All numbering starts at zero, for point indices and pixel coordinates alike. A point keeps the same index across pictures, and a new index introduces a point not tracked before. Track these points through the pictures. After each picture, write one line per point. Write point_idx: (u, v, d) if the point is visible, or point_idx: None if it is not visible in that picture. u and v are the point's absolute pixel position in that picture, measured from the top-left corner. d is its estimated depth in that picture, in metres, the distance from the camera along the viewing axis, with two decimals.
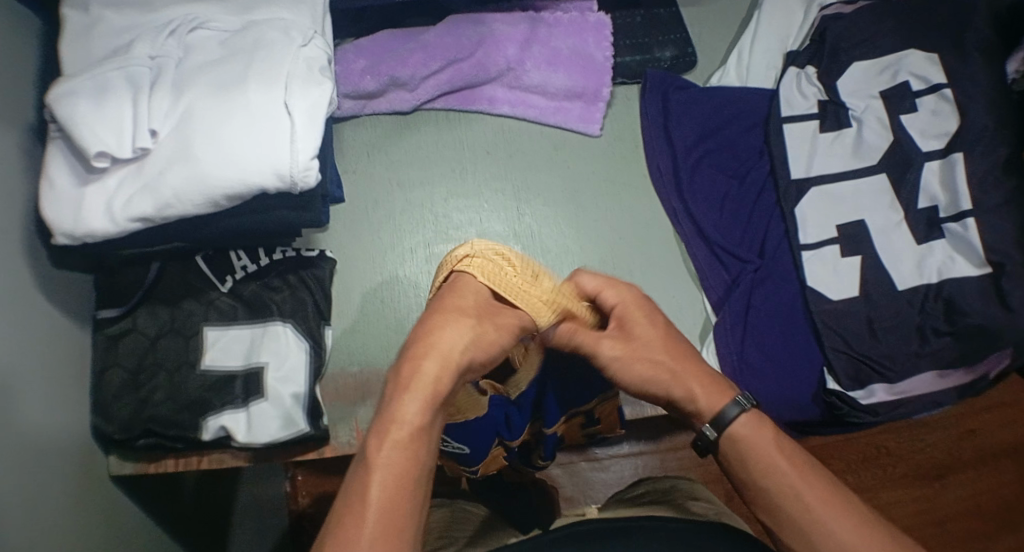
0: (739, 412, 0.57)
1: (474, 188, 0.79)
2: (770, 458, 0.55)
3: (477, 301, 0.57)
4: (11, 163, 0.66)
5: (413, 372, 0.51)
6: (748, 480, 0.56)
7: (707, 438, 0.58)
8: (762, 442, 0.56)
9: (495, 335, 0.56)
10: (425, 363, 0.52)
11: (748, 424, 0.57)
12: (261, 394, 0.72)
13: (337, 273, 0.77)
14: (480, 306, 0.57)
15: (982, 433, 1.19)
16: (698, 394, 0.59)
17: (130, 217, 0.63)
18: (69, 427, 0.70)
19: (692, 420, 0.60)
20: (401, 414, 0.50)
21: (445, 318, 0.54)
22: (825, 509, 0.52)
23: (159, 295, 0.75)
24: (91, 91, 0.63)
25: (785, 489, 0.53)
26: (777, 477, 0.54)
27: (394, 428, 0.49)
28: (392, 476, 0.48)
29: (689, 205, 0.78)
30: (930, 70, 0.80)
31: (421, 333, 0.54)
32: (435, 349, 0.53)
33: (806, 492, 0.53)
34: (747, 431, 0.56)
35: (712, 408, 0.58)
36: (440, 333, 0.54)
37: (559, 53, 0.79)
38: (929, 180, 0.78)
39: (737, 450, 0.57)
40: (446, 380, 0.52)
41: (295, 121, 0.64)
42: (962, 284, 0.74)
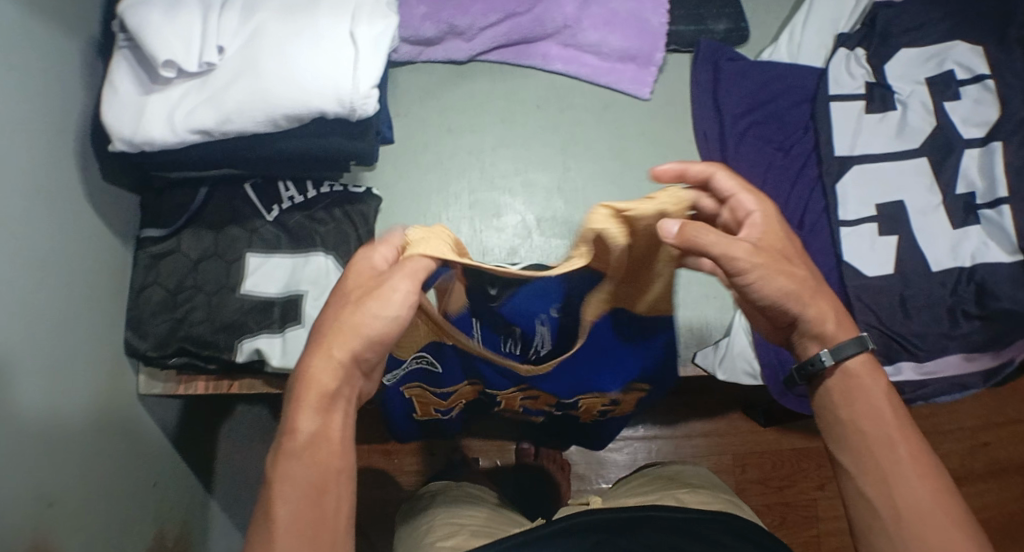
0: (859, 350, 0.53)
1: (522, 139, 0.80)
2: (872, 400, 0.53)
3: (363, 288, 0.49)
4: (73, 71, 0.67)
5: (304, 367, 0.48)
6: (843, 419, 0.54)
7: (817, 365, 0.54)
8: (872, 387, 0.53)
9: (362, 323, 0.47)
10: (309, 373, 0.47)
11: (863, 367, 0.54)
12: (299, 321, 0.73)
13: (381, 213, 0.77)
14: (363, 291, 0.49)
15: (995, 447, 1.19)
16: (829, 322, 0.53)
17: (190, 128, 0.64)
18: (102, 337, 0.70)
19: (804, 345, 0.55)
20: (295, 413, 0.47)
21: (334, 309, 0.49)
22: (912, 472, 0.50)
23: (205, 219, 0.76)
24: (163, 2, 0.63)
25: (881, 439, 0.52)
26: (876, 425, 0.52)
27: (295, 428, 0.47)
28: (299, 490, 0.46)
29: (733, 172, 0.79)
30: (975, 60, 0.82)
31: (321, 325, 0.50)
32: (328, 336, 0.48)
33: (899, 447, 0.51)
34: (861, 372, 0.54)
35: (838, 337, 0.53)
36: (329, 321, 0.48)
37: (616, 14, 0.80)
38: (968, 166, 0.80)
39: (844, 388, 0.54)
40: (330, 381, 0.47)
41: (359, 49, 0.65)
42: (994, 269, 0.75)
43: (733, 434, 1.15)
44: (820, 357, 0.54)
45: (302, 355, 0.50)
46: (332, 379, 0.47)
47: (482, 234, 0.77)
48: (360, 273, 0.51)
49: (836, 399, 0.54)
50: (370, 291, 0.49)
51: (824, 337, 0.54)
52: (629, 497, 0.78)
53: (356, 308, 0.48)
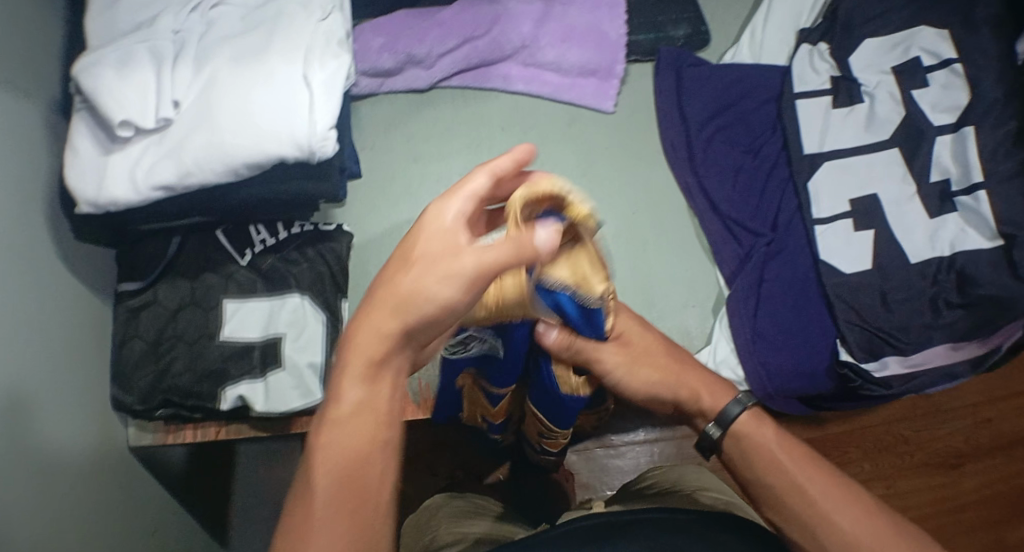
0: (740, 410, 0.57)
1: (489, 163, 0.80)
2: (777, 460, 0.54)
3: (440, 247, 0.43)
4: (37, 135, 0.67)
5: (352, 339, 0.44)
6: (769, 490, 0.53)
7: (710, 437, 0.58)
8: (761, 441, 0.56)
9: (438, 286, 0.43)
10: (358, 339, 0.44)
11: (749, 419, 0.57)
12: (279, 364, 0.73)
13: (353, 248, 0.78)
14: (439, 256, 0.43)
15: (1001, 421, 1.16)
16: (702, 398, 0.59)
17: (153, 185, 0.64)
18: (89, 394, 0.70)
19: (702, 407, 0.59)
20: (342, 388, 0.44)
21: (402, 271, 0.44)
22: (831, 503, 0.51)
23: (180, 268, 0.76)
24: (116, 62, 0.63)
25: (787, 486, 0.53)
26: (778, 473, 0.53)
27: (339, 406, 0.44)
28: (338, 460, 0.43)
29: (701, 179, 0.80)
30: (941, 44, 0.81)
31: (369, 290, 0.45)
32: (382, 303, 0.43)
33: (808, 485, 0.52)
34: (746, 428, 0.57)
35: (715, 407, 0.58)
36: (392, 283, 0.43)
37: (575, 29, 0.80)
38: (940, 153, 0.78)
39: (740, 450, 0.56)
40: (385, 349, 0.44)
41: (314, 92, 0.65)
42: (975, 256, 0.74)
43: None
44: (708, 431, 0.58)
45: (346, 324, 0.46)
46: (382, 347, 0.44)
47: None
48: (431, 234, 0.44)
49: (736, 455, 0.57)
50: (450, 254, 0.43)
51: (706, 411, 0.59)
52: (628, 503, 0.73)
53: (437, 279, 0.43)
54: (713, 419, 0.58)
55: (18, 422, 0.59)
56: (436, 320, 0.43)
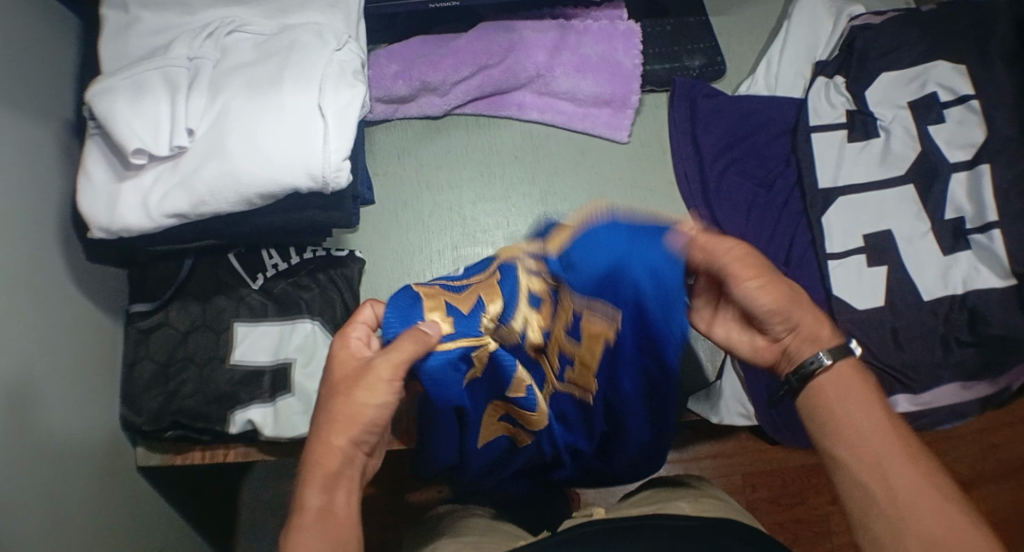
0: (826, 364, 0.54)
1: (501, 191, 0.80)
2: (861, 406, 0.53)
3: (349, 382, 0.55)
4: (52, 159, 0.68)
5: (312, 460, 0.54)
6: (842, 455, 0.53)
7: (805, 372, 0.55)
8: (858, 388, 0.54)
9: (362, 406, 0.54)
10: (321, 456, 0.54)
11: (847, 370, 0.55)
12: (289, 390, 0.74)
13: (365, 273, 0.78)
14: (359, 378, 0.55)
15: (1008, 448, 1.14)
16: (804, 323, 0.56)
17: (165, 213, 0.65)
18: (99, 415, 0.71)
19: (800, 352, 0.56)
20: (301, 503, 0.53)
21: (339, 395, 0.55)
22: (902, 464, 0.51)
23: (192, 290, 0.76)
24: (130, 90, 0.64)
25: (877, 456, 0.51)
26: (844, 441, 0.53)
27: (304, 516, 0.53)
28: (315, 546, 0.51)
29: (715, 212, 0.79)
30: (957, 80, 0.79)
31: (315, 434, 0.55)
32: (329, 432, 0.55)
33: (909, 463, 0.51)
34: (842, 377, 0.54)
35: (813, 332, 0.55)
36: (331, 426, 0.55)
37: (588, 59, 0.81)
38: (954, 190, 0.78)
39: (815, 403, 0.55)
40: (338, 463, 0.54)
41: (327, 122, 0.65)
42: (986, 296, 0.74)
43: (743, 454, 1.08)
44: (811, 362, 0.55)
45: (308, 453, 0.55)
46: (342, 467, 0.55)
47: None
48: (344, 362, 0.57)
49: (821, 417, 0.54)
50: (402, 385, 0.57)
51: (806, 344, 0.56)
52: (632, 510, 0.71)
53: (370, 393, 0.54)
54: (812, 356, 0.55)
55: (27, 447, 0.59)
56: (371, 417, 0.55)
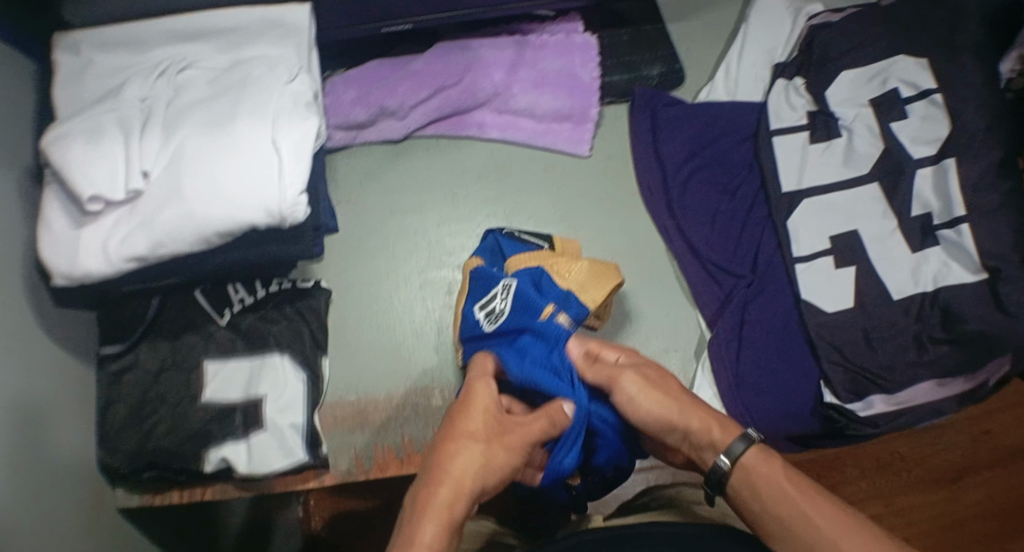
0: (747, 445, 0.56)
1: (466, 213, 0.81)
2: (787, 491, 0.54)
3: (488, 425, 0.54)
4: (16, 207, 0.67)
5: (428, 495, 0.51)
6: (761, 513, 0.54)
7: (717, 472, 0.56)
8: (772, 471, 0.55)
9: (480, 454, 0.52)
10: (440, 493, 0.50)
11: (757, 456, 0.56)
12: (261, 425, 0.73)
13: (333, 303, 0.79)
14: (492, 432, 0.54)
15: (1001, 433, 1.11)
16: (714, 427, 0.57)
17: (126, 257, 0.64)
18: (76, 461, 0.70)
19: (702, 455, 0.58)
20: (416, 536, 0.48)
21: (460, 439, 0.53)
22: (840, 533, 0.51)
23: (161, 329, 0.76)
24: (84, 134, 0.64)
25: (797, 518, 0.52)
26: (788, 505, 0.53)
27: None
28: None
29: (680, 222, 0.80)
30: (919, 74, 0.79)
31: (430, 466, 0.53)
32: (448, 470, 0.52)
33: (825, 510, 0.52)
34: (757, 461, 0.56)
35: (725, 442, 0.57)
36: (447, 460, 0.52)
37: (546, 75, 0.80)
38: (921, 187, 0.77)
39: (750, 483, 0.55)
40: (460, 506, 0.50)
41: (282, 156, 0.65)
42: (959, 292, 0.73)
43: None
44: (719, 464, 0.56)
45: (414, 490, 0.52)
46: (461, 502, 0.51)
47: (436, 312, 0.79)
48: (482, 403, 0.56)
49: (748, 497, 0.55)
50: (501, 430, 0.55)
51: (715, 445, 0.57)
52: (628, 519, 0.65)
53: (487, 449, 0.53)
54: (722, 452, 0.57)
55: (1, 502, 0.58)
56: (496, 473, 0.52)
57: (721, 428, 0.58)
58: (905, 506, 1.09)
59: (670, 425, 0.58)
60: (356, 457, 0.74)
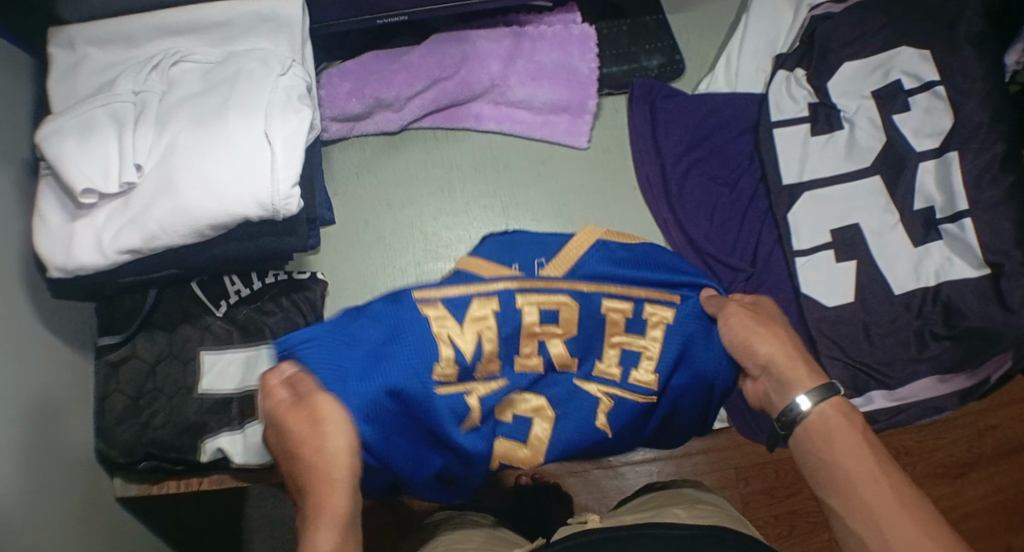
0: (833, 396, 0.53)
1: (462, 206, 0.81)
2: (854, 445, 0.51)
3: (303, 418, 0.48)
4: (16, 199, 0.67)
5: (317, 497, 0.47)
6: (823, 460, 0.51)
7: (795, 413, 0.54)
8: (845, 425, 0.52)
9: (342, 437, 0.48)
10: (328, 499, 0.47)
11: (839, 408, 0.53)
12: (256, 417, 0.74)
13: (329, 294, 0.79)
14: (311, 418, 0.48)
15: (1004, 428, 1.10)
16: (803, 369, 0.55)
17: (119, 250, 0.64)
18: (74, 454, 0.70)
19: (782, 394, 0.55)
20: (323, 506, 0.47)
21: (313, 421, 0.48)
22: (898, 505, 0.47)
23: (158, 321, 0.76)
24: (78, 130, 0.64)
25: (862, 473, 0.49)
26: (856, 460, 0.50)
27: (323, 518, 0.46)
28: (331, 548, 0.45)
29: (679, 216, 0.79)
30: (922, 66, 0.77)
31: (308, 463, 0.48)
32: (323, 459, 0.48)
33: (886, 481, 0.48)
34: (834, 413, 0.53)
35: (812, 385, 0.54)
36: (313, 451, 0.48)
37: (544, 67, 0.79)
38: (924, 179, 0.76)
39: (822, 432, 0.52)
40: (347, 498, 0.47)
41: (275, 149, 0.65)
42: (960, 287, 0.72)
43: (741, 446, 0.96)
44: (795, 407, 0.53)
45: (303, 488, 0.48)
46: (344, 494, 0.47)
47: None
48: (312, 407, 0.48)
49: (815, 442, 0.52)
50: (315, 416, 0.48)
51: (801, 384, 0.54)
52: (628, 516, 0.65)
53: (322, 427, 0.48)
54: (805, 393, 0.54)
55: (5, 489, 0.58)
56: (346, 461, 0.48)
57: (809, 370, 0.55)
58: None
59: (755, 357, 0.57)
60: None
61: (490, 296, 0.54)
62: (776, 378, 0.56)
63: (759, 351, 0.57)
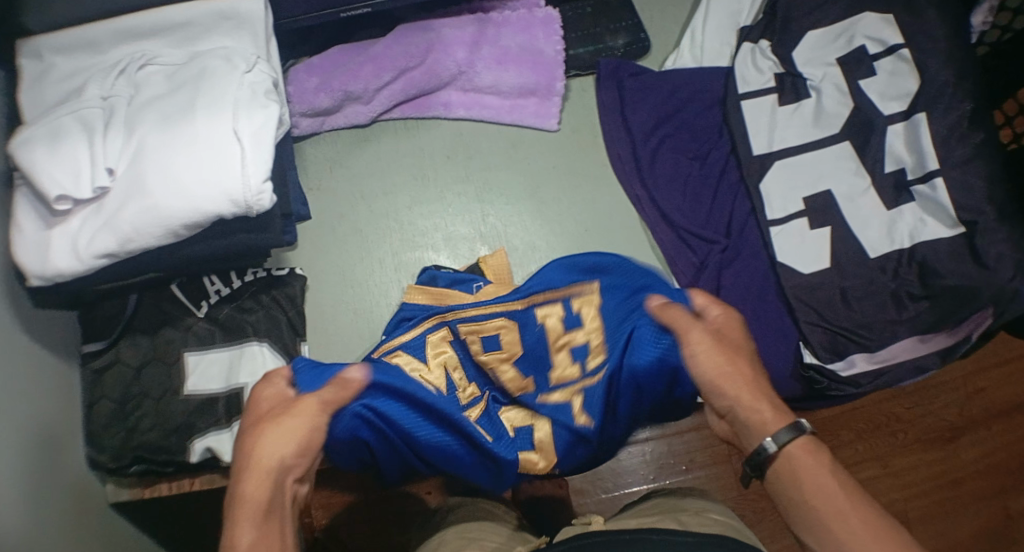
0: (795, 434, 0.50)
1: (437, 193, 0.81)
2: (826, 484, 0.48)
3: (267, 407, 0.52)
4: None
5: (236, 493, 0.47)
6: (795, 500, 0.49)
7: (762, 453, 0.51)
8: (817, 461, 0.49)
9: (300, 423, 0.51)
10: (243, 481, 0.47)
11: (804, 446, 0.50)
12: (243, 414, 0.74)
13: (309, 288, 0.79)
14: (275, 410, 0.52)
15: (993, 390, 1.11)
16: (764, 409, 0.52)
17: (96, 255, 0.65)
18: (65, 460, 0.70)
19: (746, 435, 0.53)
20: (236, 504, 0.46)
21: (259, 426, 0.50)
22: (867, 539, 0.45)
23: (139, 325, 0.76)
24: (46, 137, 0.64)
25: (832, 512, 0.47)
26: (827, 500, 0.47)
27: (242, 504, 0.46)
28: (253, 503, 0.46)
29: (651, 191, 0.80)
30: (885, 30, 0.78)
31: (240, 464, 0.48)
32: (247, 455, 0.48)
33: (851, 518, 0.46)
34: (802, 451, 0.50)
35: (774, 422, 0.51)
36: (247, 458, 0.48)
37: (509, 51, 0.80)
38: (894, 143, 0.77)
39: (791, 470, 0.50)
40: (268, 487, 0.47)
41: (244, 145, 0.65)
42: (935, 246, 0.73)
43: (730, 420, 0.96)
44: (764, 446, 0.51)
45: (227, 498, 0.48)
46: (267, 478, 0.47)
47: None
48: (263, 400, 0.53)
49: (784, 483, 0.50)
50: (282, 407, 0.52)
51: (762, 424, 0.52)
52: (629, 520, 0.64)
53: (280, 422, 0.50)
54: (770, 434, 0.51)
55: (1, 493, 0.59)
56: (290, 447, 0.49)
57: (773, 410, 0.52)
58: (903, 467, 1.08)
59: (720, 390, 0.54)
60: None
61: (440, 330, 0.68)
62: (738, 415, 0.53)
63: (723, 382, 0.54)
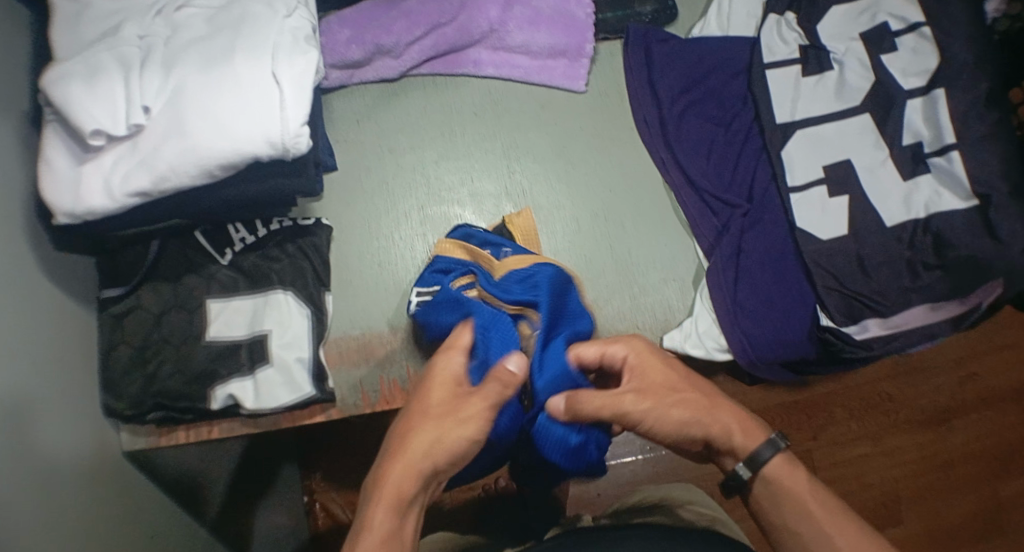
0: (773, 452, 0.62)
1: (464, 150, 0.82)
2: (804, 500, 0.61)
3: (444, 395, 0.60)
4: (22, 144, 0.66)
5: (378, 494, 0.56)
6: (778, 522, 0.62)
7: (741, 477, 0.63)
8: (794, 483, 0.62)
9: (462, 430, 0.58)
10: (386, 483, 0.57)
11: (780, 463, 0.63)
12: (267, 361, 0.73)
13: (335, 240, 0.79)
14: (448, 406, 0.59)
15: (986, 376, 1.14)
16: (735, 433, 0.63)
17: (129, 193, 0.64)
18: (81, 403, 0.69)
19: (724, 458, 0.65)
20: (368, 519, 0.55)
21: (416, 423, 0.58)
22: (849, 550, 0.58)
23: (162, 272, 0.75)
24: (85, 73, 0.63)
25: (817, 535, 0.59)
26: (808, 521, 0.60)
27: (383, 500, 0.56)
28: (380, 523, 0.55)
29: (676, 154, 0.81)
30: (907, 9, 0.80)
31: (388, 460, 0.58)
32: (403, 452, 0.57)
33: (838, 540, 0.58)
34: (781, 469, 0.63)
35: (748, 447, 0.63)
36: (395, 456, 0.58)
37: (541, 13, 0.81)
38: (913, 117, 0.78)
39: (771, 491, 0.62)
40: (407, 490, 0.56)
41: (284, 88, 0.65)
42: (950, 219, 0.74)
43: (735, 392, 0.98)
44: (738, 471, 0.63)
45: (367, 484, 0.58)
46: (409, 485, 0.57)
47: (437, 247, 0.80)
48: (444, 383, 0.61)
49: (767, 499, 0.63)
50: (454, 405, 0.59)
51: (737, 450, 0.63)
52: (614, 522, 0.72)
53: (438, 424, 0.58)
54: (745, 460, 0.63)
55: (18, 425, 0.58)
56: (443, 452, 0.57)
57: (744, 434, 0.64)
58: (896, 447, 1.11)
59: (690, 432, 0.63)
60: (362, 391, 0.76)
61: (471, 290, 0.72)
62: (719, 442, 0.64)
63: (690, 426, 0.62)
